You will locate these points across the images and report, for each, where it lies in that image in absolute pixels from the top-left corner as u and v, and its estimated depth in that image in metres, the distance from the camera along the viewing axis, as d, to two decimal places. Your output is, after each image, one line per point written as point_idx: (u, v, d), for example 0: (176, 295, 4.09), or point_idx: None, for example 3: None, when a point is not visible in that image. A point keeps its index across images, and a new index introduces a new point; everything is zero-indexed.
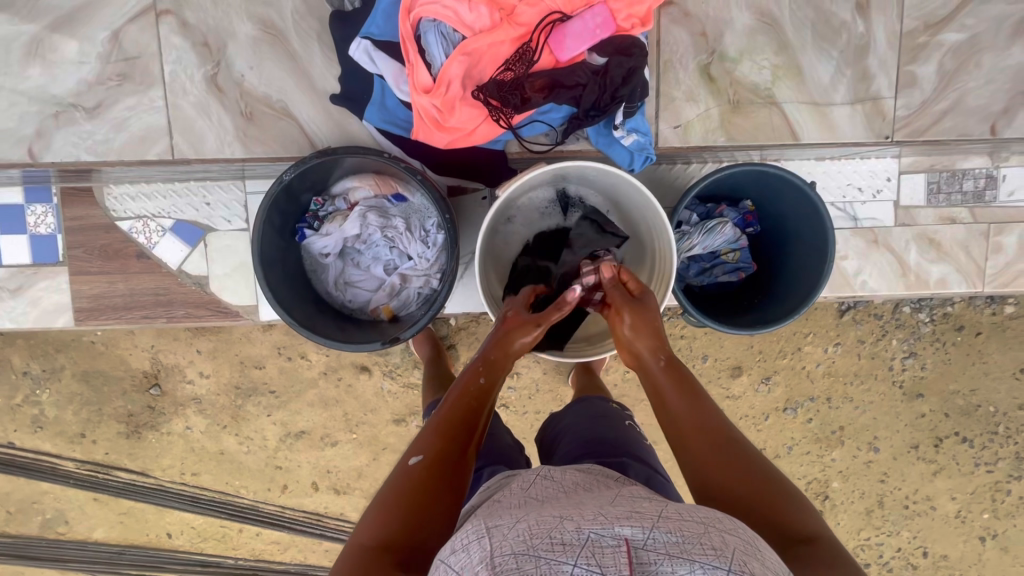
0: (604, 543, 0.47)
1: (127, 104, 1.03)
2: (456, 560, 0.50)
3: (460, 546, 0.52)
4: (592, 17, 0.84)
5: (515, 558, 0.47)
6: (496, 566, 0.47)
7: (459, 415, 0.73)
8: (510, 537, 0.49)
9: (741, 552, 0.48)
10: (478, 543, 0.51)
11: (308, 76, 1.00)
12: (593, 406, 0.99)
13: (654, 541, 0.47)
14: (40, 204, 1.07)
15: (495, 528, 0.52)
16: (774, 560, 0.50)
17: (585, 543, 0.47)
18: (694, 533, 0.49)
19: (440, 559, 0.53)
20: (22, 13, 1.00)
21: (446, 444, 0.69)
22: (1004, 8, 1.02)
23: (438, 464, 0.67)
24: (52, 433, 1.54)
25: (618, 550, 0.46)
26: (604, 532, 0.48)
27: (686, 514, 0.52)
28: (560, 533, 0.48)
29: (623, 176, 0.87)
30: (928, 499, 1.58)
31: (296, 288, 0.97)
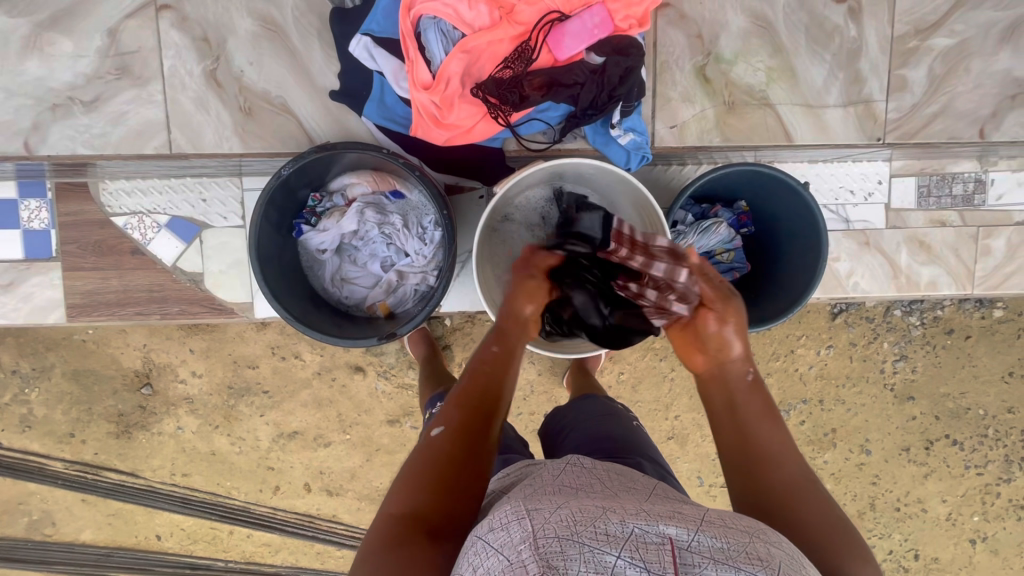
0: (649, 540, 0.47)
1: (124, 99, 1.02)
2: (495, 537, 0.50)
3: (499, 525, 0.52)
4: (590, 17, 0.85)
5: (559, 542, 0.47)
6: (540, 546, 0.46)
7: (483, 389, 0.71)
8: (553, 521, 0.49)
9: (786, 566, 0.48)
10: (518, 523, 0.51)
11: (308, 72, 1.00)
12: (595, 403, 1.00)
13: (699, 544, 0.47)
14: (34, 199, 1.06)
15: (535, 510, 0.52)
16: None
17: (630, 537, 0.47)
18: (738, 541, 0.49)
19: (476, 536, 0.53)
20: (20, 7, 1.00)
21: (467, 416, 0.68)
22: (991, 15, 1.04)
23: (461, 436, 0.66)
24: (41, 432, 1.52)
25: (663, 547, 0.46)
26: (649, 529, 0.48)
27: (729, 522, 0.52)
28: (605, 525, 0.48)
29: (618, 174, 0.89)
30: (919, 502, 1.59)
31: (293, 284, 0.96)
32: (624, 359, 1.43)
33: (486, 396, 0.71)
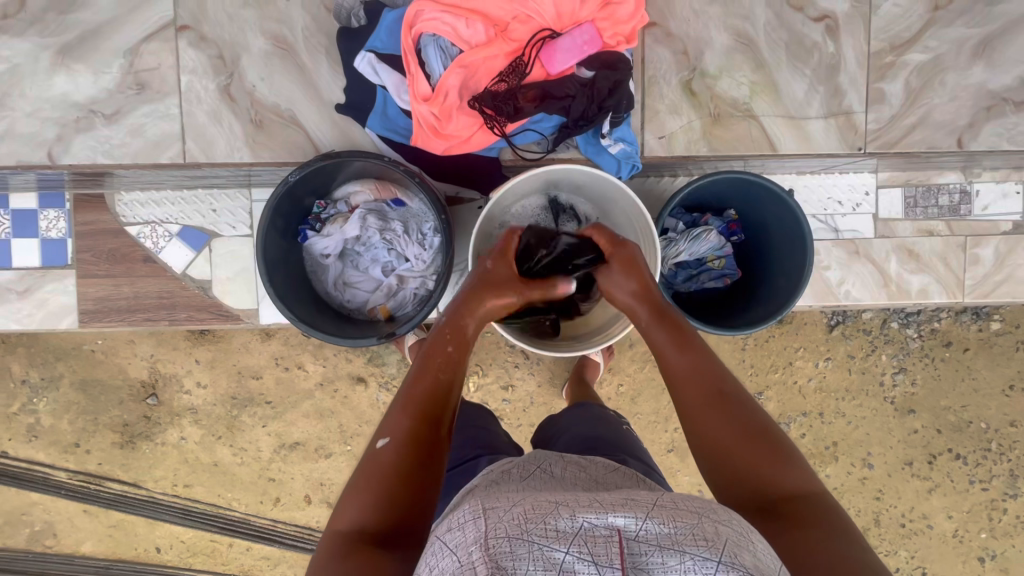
0: (597, 532, 0.49)
1: (143, 112, 1.08)
2: (451, 540, 0.52)
3: (456, 527, 0.53)
4: (580, 34, 0.90)
5: (508, 541, 0.48)
6: (490, 547, 0.48)
7: (426, 390, 0.72)
8: (505, 520, 0.51)
9: (732, 544, 0.50)
10: (472, 524, 0.52)
11: (315, 86, 1.06)
12: (589, 411, 1.01)
13: (645, 533, 0.49)
14: (53, 209, 1.12)
15: (490, 511, 0.53)
16: (766, 550, 0.52)
17: (578, 531, 0.49)
18: (686, 522, 0.51)
19: (435, 539, 0.55)
20: (50, 28, 1.06)
21: (422, 422, 0.68)
22: (964, 32, 1.09)
23: (411, 445, 0.66)
24: (47, 442, 1.55)
25: (610, 539, 0.48)
26: (598, 522, 0.50)
27: (680, 504, 0.54)
28: (554, 520, 0.50)
29: (609, 179, 0.93)
30: (924, 517, 1.57)
31: (296, 287, 1.00)
32: (623, 370, 1.45)
33: (436, 403, 0.71)
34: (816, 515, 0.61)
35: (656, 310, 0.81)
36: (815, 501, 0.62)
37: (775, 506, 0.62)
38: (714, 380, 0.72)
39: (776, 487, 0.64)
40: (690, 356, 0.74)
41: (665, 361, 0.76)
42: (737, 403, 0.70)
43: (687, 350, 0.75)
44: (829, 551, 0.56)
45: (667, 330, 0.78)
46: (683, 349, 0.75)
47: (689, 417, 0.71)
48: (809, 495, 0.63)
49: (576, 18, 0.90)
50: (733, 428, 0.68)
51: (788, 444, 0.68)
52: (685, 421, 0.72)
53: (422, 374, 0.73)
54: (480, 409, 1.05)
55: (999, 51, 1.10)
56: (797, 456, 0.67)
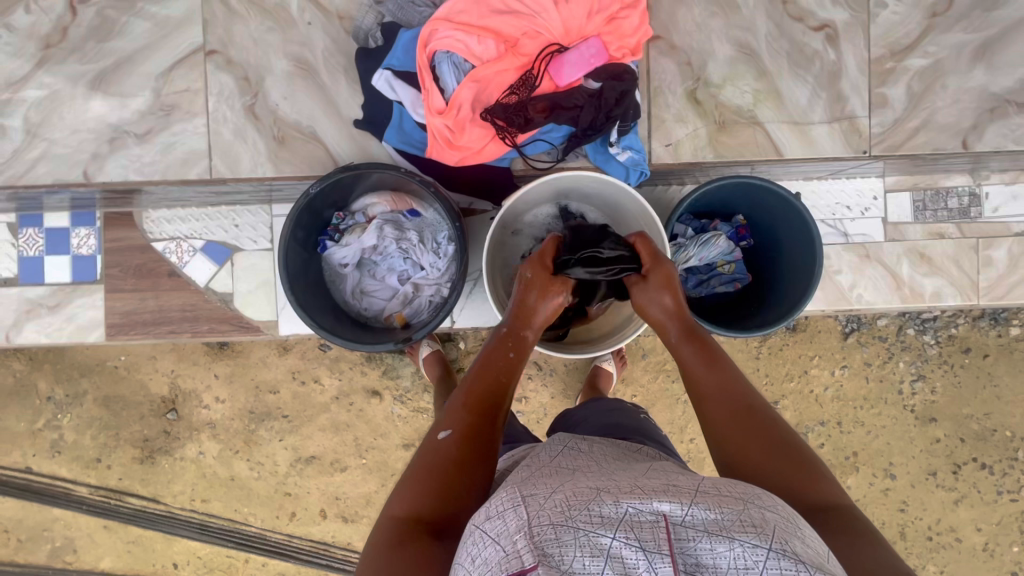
0: (643, 518, 0.48)
1: (171, 132, 1.14)
2: (492, 527, 0.51)
3: (495, 514, 0.52)
4: (587, 48, 0.94)
5: (553, 528, 0.48)
6: (534, 535, 0.48)
7: (486, 389, 0.72)
8: (547, 507, 0.50)
9: (781, 530, 0.49)
10: (513, 512, 0.51)
11: (335, 104, 1.11)
12: (605, 401, 1.01)
13: (692, 519, 0.49)
14: (85, 227, 1.17)
15: (530, 498, 0.53)
16: (814, 538, 0.51)
17: (623, 517, 0.48)
18: (732, 509, 0.50)
19: (474, 526, 0.54)
20: (88, 56, 1.12)
21: (478, 420, 0.68)
22: (963, 37, 1.12)
23: (468, 441, 0.66)
24: (70, 458, 1.58)
25: (657, 525, 0.48)
26: (642, 508, 0.49)
27: (723, 490, 0.53)
28: (598, 507, 0.50)
29: (619, 186, 0.96)
30: (952, 530, 1.53)
31: (316, 296, 1.03)
32: (636, 381, 1.45)
33: (494, 402, 0.71)
34: (846, 525, 0.58)
35: (686, 330, 0.80)
36: (842, 511, 0.60)
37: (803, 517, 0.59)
38: (743, 395, 0.71)
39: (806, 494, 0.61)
40: (719, 372, 0.74)
41: (694, 377, 0.75)
42: (765, 419, 0.69)
43: (717, 367, 0.74)
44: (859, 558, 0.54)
45: (696, 347, 0.78)
46: (713, 366, 0.75)
47: (716, 430, 0.70)
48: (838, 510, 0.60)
49: (583, 32, 0.94)
50: (761, 441, 0.66)
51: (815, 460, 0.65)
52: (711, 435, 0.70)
53: (477, 374, 0.74)
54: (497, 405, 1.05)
55: (998, 55, 1.12)
56: (824, 471, 0.64)
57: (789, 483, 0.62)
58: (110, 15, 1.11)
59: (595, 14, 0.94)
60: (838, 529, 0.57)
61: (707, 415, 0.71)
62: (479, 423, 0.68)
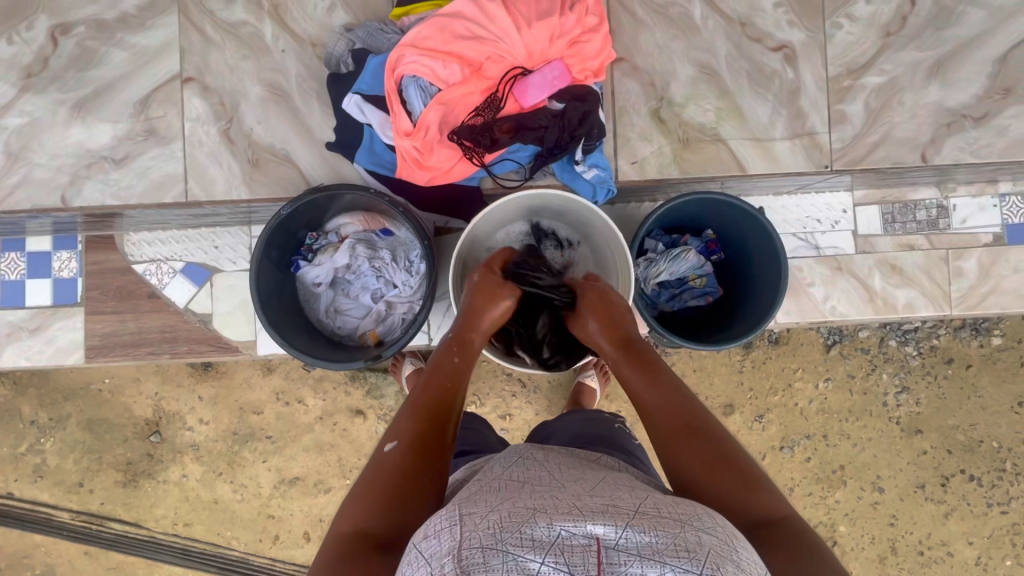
0: (575, 542, 0.49)
1: (149, 157, 1.16)
2: (427, 547, 0.52)
3: (432, 532, 0.53)
4: (551, 70, 0.97)
5: (482, 552, 0.49)
6: (463, 559, 0.48)
7: (432, 396, 0.72)
8: (481, 529, 0.51)
9: (715, 551, 0.50)
10: (448, 532, 0.52)
11: (308, 127, 1.14)
12: (580, 412, 1.01)
13: (625, 542, 0.49)
14: (66, 250, 1.19)
15: (467, 516, 0.53)
16: (751, 559, 0.52)
17: (554, 541, 0.49)
18: (668, 531, 0.51)
19: (413, 543, 0.55)
20: (69, 84, 1.15)
21: (427, 428, 0.68)
22: (917, 55, 1.15)
23: (418, 450, 0.66)
24: (52, 482, 1.57)
25: (588, 549, 0.48)
26: (576, 530, 0.50)
27: (663, 511, 0.53)
28: (531, 529, 0.50)
29: (584, 204, 0.97)
30: (943, 544, 1.51)
31: (290, 315, 1.05)
32: (619, 397, 1.45)
33: (440, 409, 0.72)
34: (788, 540, 0.57)
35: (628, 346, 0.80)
36: (788, 527, 0.59)
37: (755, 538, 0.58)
38: (685, 412, 0.68)
39: (748, 514, 0.60)
40: (661, 388, 0.72)
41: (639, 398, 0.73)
42: (708, 434, 0.66)
43: (659, 382, 0.73)
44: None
45: (640, 364, 0.76)
46: (655, 383, 0.73)
47: (665, 456, 0.67)
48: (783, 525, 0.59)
49: (546, 56, 0.97)
50: (707, 460, 0.64)
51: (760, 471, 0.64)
52: (661, 461, 0.67)
53: (427, 382, 0.74)
54: (470, 416, 1.05)
55: (952, 71, 1.15)
56: (765, 482, 0.62)
57: (737, 502, 0.60)
58: (90, 45, 1.14)
59: (557, 38, 0.96)
60: (782, 549, 0.56)
61: (656, 439, 0.68)
62: (426, 431, 0.69)
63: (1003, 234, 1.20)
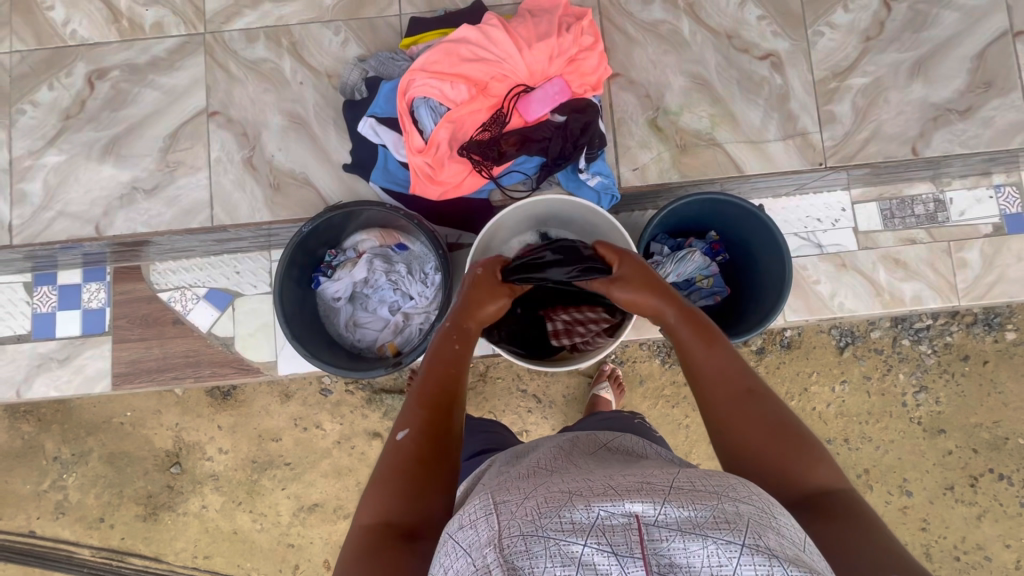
0: (615, 521, 0.45)
1: (177, 186, 1.23)
2: (464, 537, 0.49)
3: (468, 522, 0.50)
4: (551, 86, 1.03)
5: (523, 539, 0.45)
6: (504, 547, 0.45)
7: (438, 385, 0.73)
8: (518, 516, 0.47)
9: (756, 523, 0.45)
10: (485, 521, 0.49)
11: (326, 152, 1.20)
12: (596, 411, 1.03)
13: (666, 518, 0.45)
14: (96, 282, 1.25)
15: (502, 505, 0.50)
16: (791, 526, 0.47)
17: (594, 523, 0.45)
18: (706, 505, 0.47)
19: (449, 534, 0.52)
20: (103, 123, 1.23)
21: (436, 415, 0.68)
22: (897, 56, 1.21)
23: (427, 433, 0.66)
24: (74, 518, 1.57)
25: (629, 527, 0.44)
26: (614, 510, 0.46)
27: (699, 485, 0.49)
28: (569, 513, 0.46)
29: (591, 207, 1.02)
30: (980, 548, 1.46)
31: (312, 329, 1.09)
32: (635, 407, 1.46)
33: (447, 392, 0.72)
34: (842, 507, 0.56)
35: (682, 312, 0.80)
36: (839, 494, 0.58)
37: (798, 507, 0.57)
38: (742, 376, 0.69)
39: (801, 480, 0.59)
40: (718, 355, 0.72)
41: (692, 361, 0.73)
42: (765, 400, 0.66)
43: (715, 348, 0.73)
44: (854, 542, 0.52)
45: (694, 330, 0.76)
46: (712, 349, 0.73)
47: (716, 416, 0.67)
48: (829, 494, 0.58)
49: (546, 74, 1.04)
50: (759, 424, 0.64)
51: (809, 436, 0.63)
52: (714, 422, 0.68)
53: (431, 372, 0.74)
54: (490, 421, 1.07)
55: (933, 69, 1.21)
56: (823, 452, 0.62)
57: (786, 468, 0.60)
58: (124, 87, 1.23)
59: (556, 57, 1.03)
60: (836, 515, 0.55)
61: (706, 400, 0.69)
62: (436, 417, 0.69)
63: (1002, 223, 1.23)
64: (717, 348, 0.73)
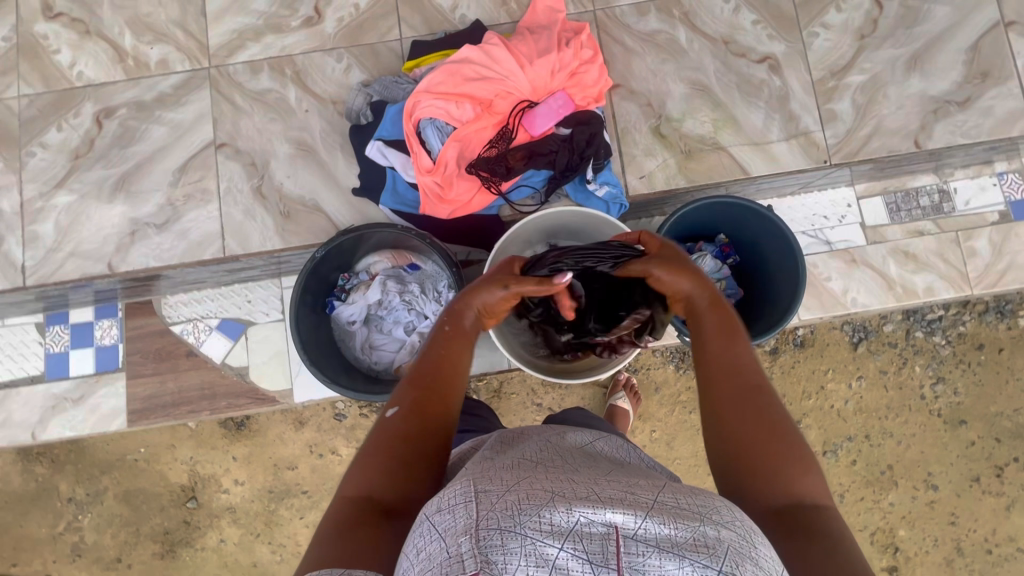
0: (593, 529, 0.42)
1: (187, 219, 1.23)
2: (440, 521, 0.45)
3: (447, 507, 0.47)
4: (555, 100, 1.04)
5: (500, 535, 0.42)
6: (480, 539, 0.42)
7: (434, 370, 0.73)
8: (497, 509, 0.44)
9: (734, 552, 0.43)
10: (464, 508, 0.45)
11: (334, 177, 1.21)
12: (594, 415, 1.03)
13: (645, 532, 0.42)
14: (107, 318, 1.25)
15: (483, 493, 0.47)
16: (770, 556, 0.45)
17: (572, 528, 0.42)
18: (687, 524, 0.44)
19: (425, 514, 0.48)
20: (113, 160, 1.24)
21: (428, 399, 0.69)
22: (893, 52, 1.23)
23: (416, 416, 0.66)
24: (91, 560, 1.55)
25: (607, 538, 0.41)
26: (594, 517, 0.43)
27: (683, 503, 0.47)
28: (549, 514, 0.43)
29: (601, 217, 1.03)
30: (1011, 540, 1.44)
31: (328, 354, 1.09)
32: (654, 415, 1.45)
33: (444, 379, 0.72)
34: (813, 527, 0.54)
35: (712, 298, 0.78)
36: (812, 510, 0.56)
37: (776, 519, 0.55)
38: (753, 374, 0.67)
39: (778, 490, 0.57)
40: (733, 350, 0.70)
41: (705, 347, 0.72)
42: (770, 403, 0.64)
43: (732, 342, 0.71)
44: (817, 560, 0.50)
45: (718, 320, 0.75)
46: (731, 341, 0.72)
47: (718, 409, 0.65)
48: (813, 506, 0.56)
49: (549, 88, 1.05)
50: (757, 428, 0.62)
51: (805, 446, 0.61)
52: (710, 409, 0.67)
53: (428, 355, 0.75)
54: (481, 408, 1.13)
55: (928, 63, 1.22)
56: (813, 468, 0.59)
57: (763, 473, 0.59)
58: (132, 124, 1.24)
59: (558, 71, 1.05)
60: (806, 533, 0.53)
61: (711, 393, 0.68)
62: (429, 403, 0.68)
63: (1008, 211, 1.23)
64: (735, 343, 0.71)
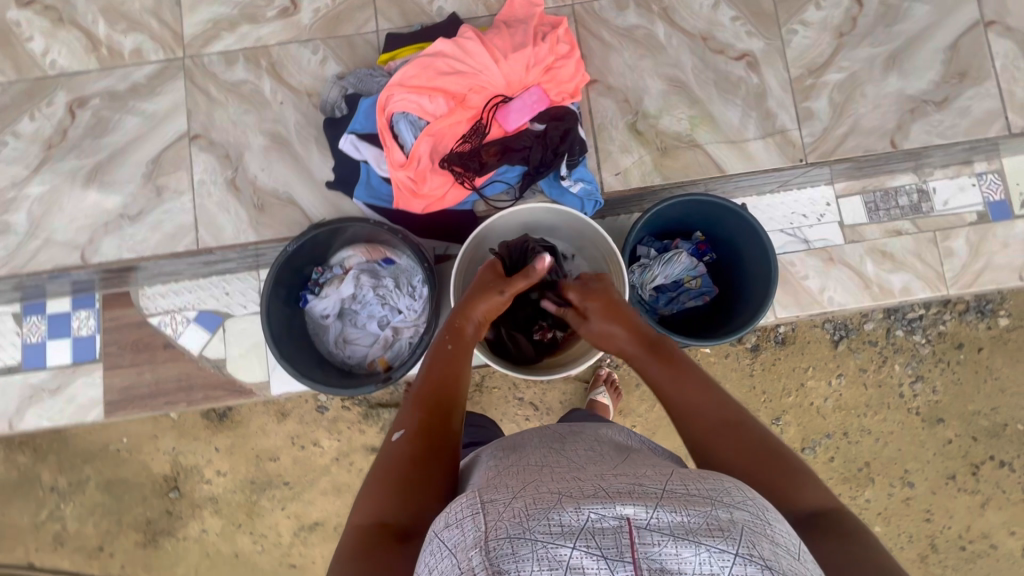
0: (605, 524, 0.41)
1: (162, 211, 1.23)
2: (450, 537, 0.45)
3: (454, 521, 0.46)
4: (529, 95, 1.04)
5: (510, 542, 0.41)
6: (490, 550, 0.41)
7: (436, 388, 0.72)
8: (506, 517, 0.43)
9: (749, 532, 0.42)
10: (472, 519, 0.45)
11: (309, 170, 1.21)
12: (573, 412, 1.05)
13: (658, 521, 0.41)
14: (84, 309, 1.25)
15: (490, 503, 0.47)
16: (785, 531, 0.46)
17: (583, 526, 0.41)
18: (698, 510, 0.43)
19: (433, 533, 0.48)
20: (86, 150, 1.23)
21: (430, 417, 0.68)
22: (871, 50, 1.22)
23: (422, 436, 0.66)
24: (73, 548, 1.56)
25: (619, 531, 0.41)
26: (605, 513, 0.42)
27: (693, 489, 0.47)
28: (559, 516, 0.42)
29: (575, 215, 1.03)
30: (985, 537, 1.46)
31: (301, 348, 1.08)
32: (633, 411, 1.45)
33: (442, 395, 0.72)
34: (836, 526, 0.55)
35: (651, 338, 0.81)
36: (828, 513, 0.56)
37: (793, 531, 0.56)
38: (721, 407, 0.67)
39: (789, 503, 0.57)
40: (691, 387, 0.71)
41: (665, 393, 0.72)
42: (745, 427, 0.65)
43: (687, 376, 0.72)
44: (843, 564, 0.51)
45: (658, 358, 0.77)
46: (681, 376, 0.72)
47: (704, 449, 0.65)
48: (823, 507, 0.57)
49: (524, 83, 1.05)
50: (746, 455, 0.62)
51: (785, 451, 0.62)
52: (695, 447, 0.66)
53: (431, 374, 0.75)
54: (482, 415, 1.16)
55: (907, 62, 1.22)
56: (807, 471, 0.60)
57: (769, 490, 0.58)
58: (105, 114, 1.23)
59: (532, 66, 1.04)
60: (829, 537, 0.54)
61: (690, 435, 0.67)
62: (432, 420, 0.68)
63: (987, 211, 1.24)
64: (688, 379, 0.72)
